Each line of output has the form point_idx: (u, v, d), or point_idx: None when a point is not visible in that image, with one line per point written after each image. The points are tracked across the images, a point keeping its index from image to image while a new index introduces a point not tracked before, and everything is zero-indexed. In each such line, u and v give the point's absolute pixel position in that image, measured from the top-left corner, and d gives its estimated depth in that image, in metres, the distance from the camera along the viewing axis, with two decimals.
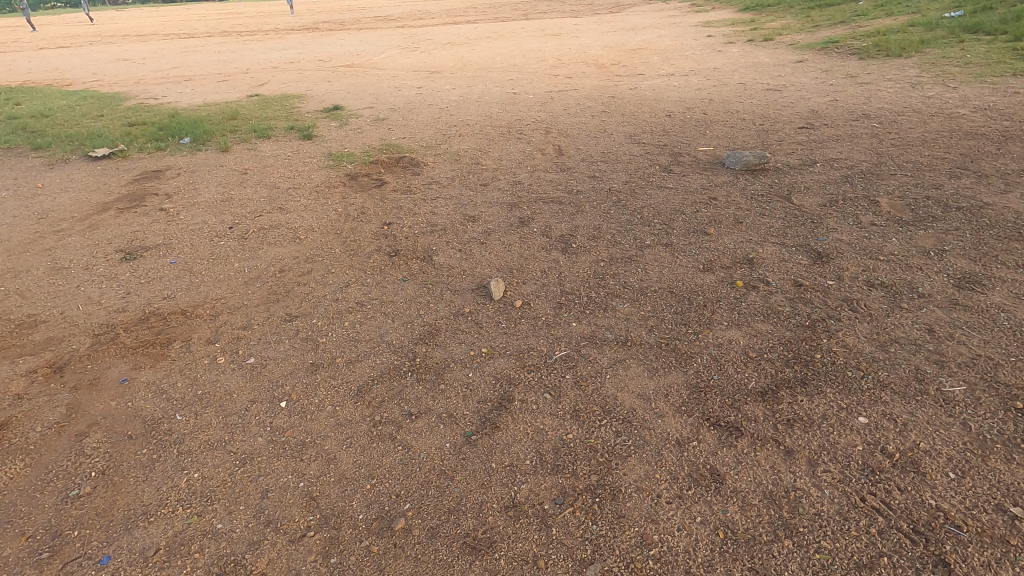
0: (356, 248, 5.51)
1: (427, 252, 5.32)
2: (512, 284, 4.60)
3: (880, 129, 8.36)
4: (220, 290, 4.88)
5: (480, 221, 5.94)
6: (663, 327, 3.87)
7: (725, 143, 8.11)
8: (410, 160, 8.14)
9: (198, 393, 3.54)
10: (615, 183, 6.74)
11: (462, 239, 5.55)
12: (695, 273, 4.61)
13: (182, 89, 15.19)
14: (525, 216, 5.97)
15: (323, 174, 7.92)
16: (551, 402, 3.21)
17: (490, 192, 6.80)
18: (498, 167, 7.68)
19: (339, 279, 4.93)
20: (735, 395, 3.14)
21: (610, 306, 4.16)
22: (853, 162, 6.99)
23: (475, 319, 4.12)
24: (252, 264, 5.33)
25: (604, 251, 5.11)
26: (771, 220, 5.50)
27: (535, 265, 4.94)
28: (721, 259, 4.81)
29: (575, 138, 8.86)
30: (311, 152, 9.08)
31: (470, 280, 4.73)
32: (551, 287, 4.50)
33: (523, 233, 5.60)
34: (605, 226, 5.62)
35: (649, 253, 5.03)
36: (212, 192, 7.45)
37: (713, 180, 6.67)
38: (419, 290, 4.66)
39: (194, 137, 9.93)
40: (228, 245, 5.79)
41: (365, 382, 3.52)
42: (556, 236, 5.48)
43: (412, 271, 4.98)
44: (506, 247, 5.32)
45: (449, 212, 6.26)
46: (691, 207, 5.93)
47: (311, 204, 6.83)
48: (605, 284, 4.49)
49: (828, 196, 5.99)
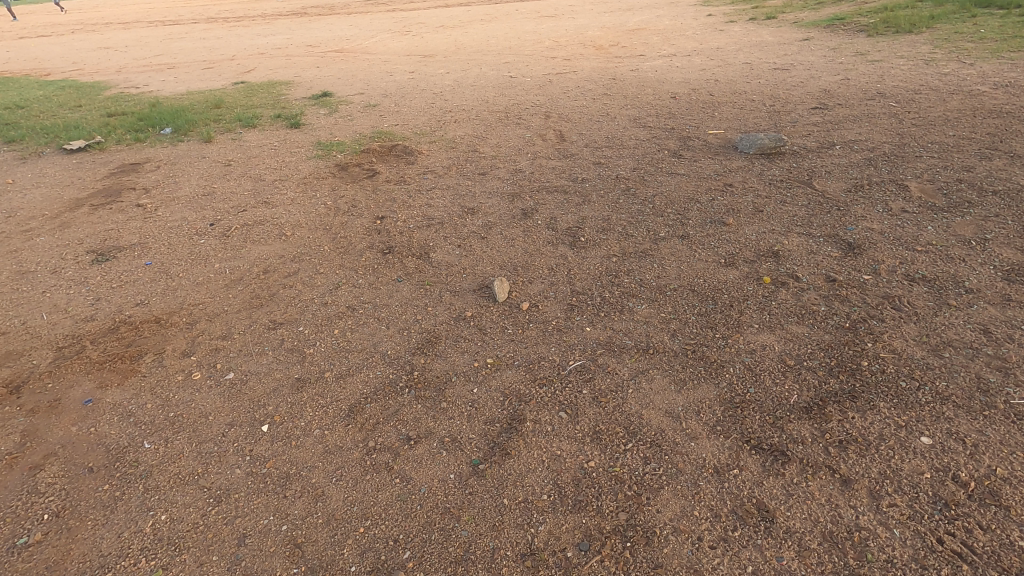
0: (347, 245, 5.11)
1: (424, 249, 4.92)
2: (518, 284, 4.21)
3: (898, 109, 7.94)
4: (198, 294, 4.47)
5: (480, 213, 5.53)
6: (687, 331, 3.49)
7: (736, 126, 7.68)
8: (403, 148, 7.69)
9: (170, 416, 3.16)
10: (622, 170, 6.33)
11: (461, 234, 5.14)
12: (717, 268, 4.23)
13: (165, 77, 14.60)
14: (528, 208, 5.56)
15: (312, 165, 7.47)
16: (567, 423, 2.84)
17: (490, 181, 6.37)
18: (497, 155, 7.26)
19: (328, 280, 4.53)
20: (776, 412, 2.78)
21: (626, 308, 3.78)
22: (874, 144, 6.59)
23: (478, 325, 3.73)
24: (233, 265, 4.92)
25: (616, 244, 4.72)
26: (794, 208, 5.11)
27: (541, 261, 4.55)
28: (744, 252, 4.43)
29: (577, 122, 8.43)
30: (299, 141, 8.60)
31: (471, 280, 4.34)
32: (561, 287, 4.11)
33: (527, 225, 5.20)
34: (614, 217, 5.22)
35: (664, 246, 4.64)
36: (193, 186, 7.01)
37: (728, 164, 6.26)
38: (416, 291, 4.26)
39: (176, 127, 9.44)
40: (208, 243, 5.37)
41: (357, 401, 3.14)
42: (562, 229, 5.08)
43: (408, 270, 4.58)
44: (509, 242, 4.92)
45: (445, 204, 5.84)
46: (706, 195, 5.52)
47: (298, 198, 6.40)
48: (619, 282, 4.11)
49: (853, 181, 5.59)
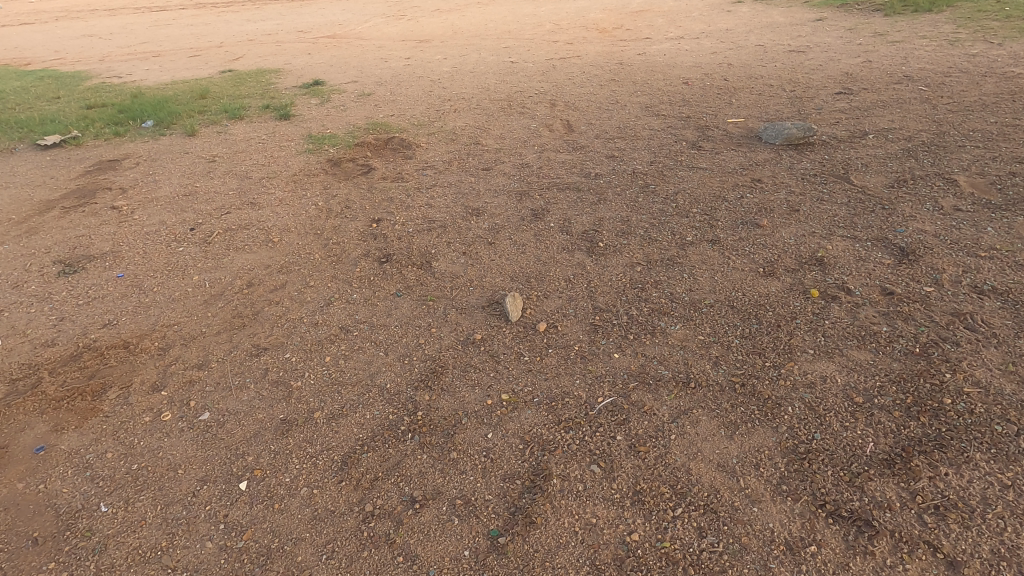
0: (340, 253, 4.63)
1: (425, 257, 4.43)
2: (532, 299, 3.74)
3: (929, 93, 7.42)
4: (174, 313, 3.99)
5: (486, 215, 5.04)
6: (731, 358, 3.03)
7: (756, 113, 7.16)
8: (400, 141, 7.16)
9: (133, 470, 2.70)
10: (639, 164, 5.83)
11: (466, 239, 4.66)
12: (755, 279, 3.76)
13: (149, 66, 13.95)
14: (538, 208, 5.07)
15: (302, 160, 6.95)
16: (602, 481, 2.39)
17: (495, 177, 5.87)
18: (501, 147, 6.75)
19: (318, 295, 4.05)
20: (852, 467, 2.33)
21: (658, 329, 3.31)
22: (910, 132, 6.09)
23: (489, 351, 3.27)
24: (213, 277, 4.43)
25: (639, 251, 4.25)
26: (833, 207, 4.62)
27: (557, 271, 4.07)
28: (784, 260, 3.96)
29: (585, 111, 7.90)
30: (288, 134, 8.06)
31: (479, 295, 3.87)
32: (581, 303, 3.65)
33: (538, 229, 4.71)
34: (634, 219, 4.73)
35: (693, 252, 4.16)
36: (174, 185, 6.50)
37: (753, 157, 5.76)
38: (418, 307, 3.79)
39: (158, 120, 8.88)
40: (187, 251, 4.89)
41: (351, 449, 2.68)
42: (578, 232, 4.60)
43: (409, 282, 4.11)
44: (520, 248, 4.45)
45: (448, 204, 5.33)
46: (734, 192, 5.04)
47: (287, 198, 5.89)
48: (647, 298, 3.65)
49: (894, 174, 5.10)
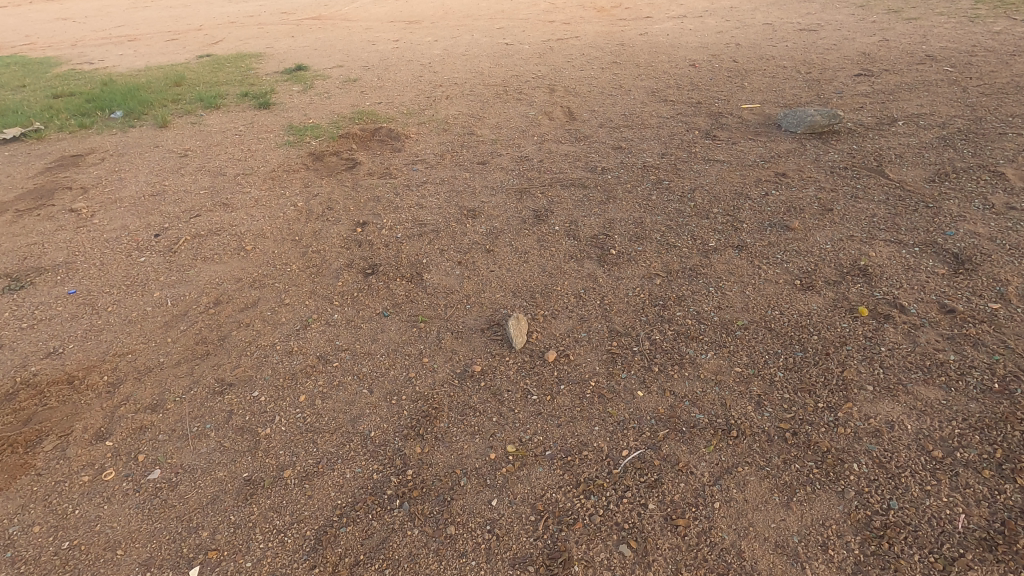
0: (321, 263, 4.13)
1: (416, 268, 3.94)
2: (538, 321, 3.27)
3: (956, 74, 6.92)
4: (129, 339, 3.50)
5: (483, 217, 4.54)
6: (776, 397, 2.58)
7: (772, 98, 6.64)
8: (388, 132, 6.62)
9: (62, 550, 2.24)
10: (649, 157, 5.33)
11: (461, 246, 4.16)
12: (793, 294, 3.30)
13: (123, 51, 13.20)
14: (541, 208, 4.57)
15: (282, 154, 6.39)
16: (635, 569, 1.95)
17: (492, 173, 5.35)
18: (497, 138, 6.22)
19: (294, 316, 3.57)
20: (944, 550, 1.90)
21: (686, 360, 2.85)
22: (943, 118, 5.60)
23: (491, 387, 2.80)
24: (177, 294, 3.92)
25: (656, 259, 3.77)
26: (871, 206, 4.15)
27: (565, 284, 3.60)
28: (822, 269, 3.50)
29: (587, 97, 7.35)
30: (267, 125, 7.48)
31: (478, 315, 3.39)
32: (595, 326, 3.18)
33: (541, 233, 4.22)
34: (649, 221, 4.25)
35: (718, 261, 3.69)
36: (141, 183, 5.95)
37: (774, 147, 5.26)
38: (407, 330, 3.31)
39: (128, 110, 8.27)
40: (150, 262, 4.37)
41: (328, 522, 2.23)
42: (586, 237, 4.12)
43: (397, 299, 3.62)
44: (522, 256, 3.96)
45: (441, 203, 4.82)
46: (757, 188, 4.55)
47: (264, 197, 5.36)
48: (671, 319, 3.18)
49: (932, 167, 4.63)
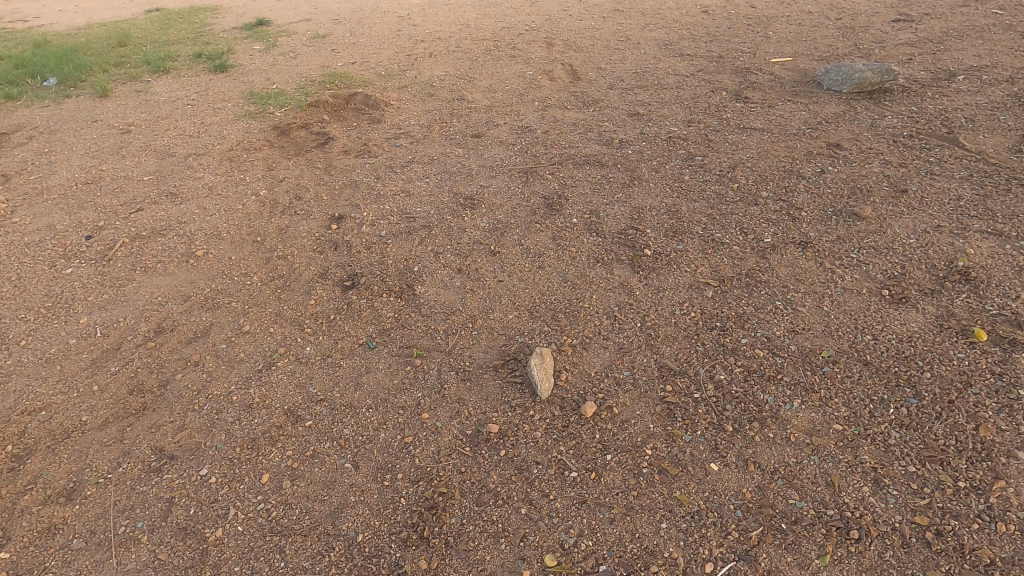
0: (289, 273, 3.37)
1: (406, 278, 3.20)
2: (566, 355, 2.58)
3: (1010, 17, 6.08)
4: (43, 388, 2.75)
5: (484, 207, 3.77)
6: (900, 471, 1.94)
7: (804, 51, 5.80)
8: (365, 99, 5.70)
9: None
10: (673, 126, 4.54)
11: (460, 246, 3.42)
12: (883, 312, 2.63)
13: (62, 6, 11.77)
14: (552, 194, 3.80)
15: (242, 128, 5.48)
16: None
17: (489, 148, 4.54)
18: (492, 104, 5.35)
19: (255, 351, 2.84)
20: None
21: (767, 413, 2.19)
22: (1008, 71, 4.83)
23: (515, 461, 2.13)
24: (108, 319, 3.15)
25: (702, 261, 3.07)
26: (952, 184, 3.45)
27: (593, 300, 2.90)
28: (912, 273, 2.83)
29: (591, 52, 6.44)
30: (224, 92, 6.49)
31: (488, 347, 2.69)
32: (640, 363, 2.50)
33: (556, 228, 3.48)
34: (684, 210, 3.52)
35: (780, 264, 3.00)
36: (73, 168, 5.04)
37: (820, 111, 4.49)
38: (400, 370, 2.61)
39: (62, 76, 7.17)
40: (78, 274, 3.57)
41: None
42: (612, 232, 3.39)
43: (384, 323, 2.90)
44: (536, 260, 3.24)
45: (431, 190, 4.03)
46: (810, 163, 3.81)
47: (219, 184, 4.50)
48: (735, 349, 2.50)
49: (1013, 132, 3.91)
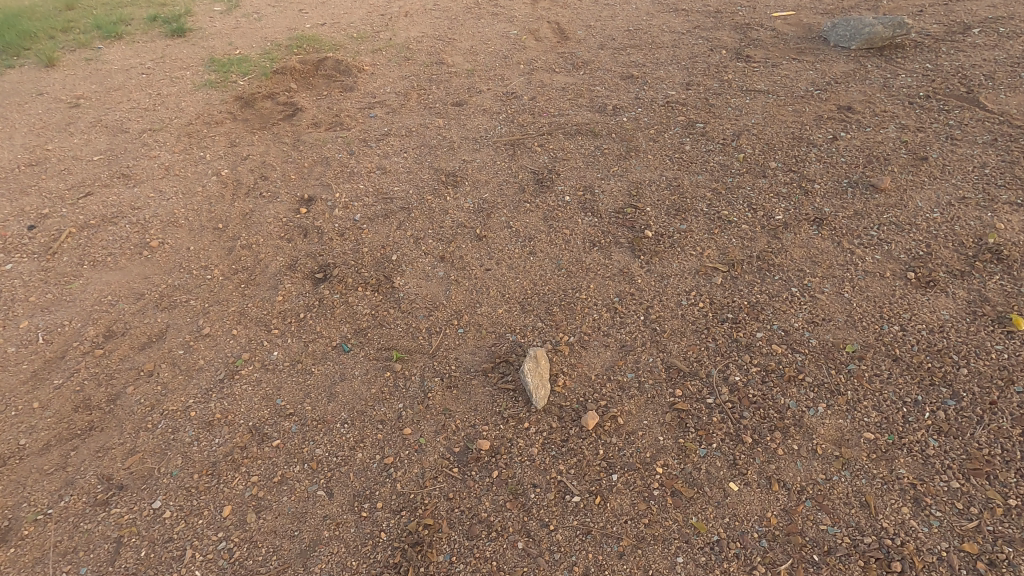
0: (254, 265, 3.04)
1: (383, 269, 2.90)
2: (562, 356, 2.32)
3: None
4: None
5: (467, 184, 3.44)
6: (943, 488, 1.73)
7: (808, 3, 5.40)
8: (335, 64, 5.24)
9: None
10: (671, 89, 4.19)
11: (442, 230, 3.10)
12: (910, 297, 2.39)
13: None
14: (541, 169, 3.48)
15: (201, 99, 5.02)
16: None
17: (472, 117, 4.17)
18: (473, 68, 4.93)
19: (217, 357, 2.54)
20: None
21: (789, 420, 1.96)
22: None
23: (509, 484, 1.90)
24: (52, 323, 2.83)
25: (709, 242, 2.80)
26: (975, 150, 3.18)
27: (591, 290, 2.62)
28: (939, 252, 2.59)
29: (579, 8, 5.97)
30: (182, 59, 5.96)
31: (476, 347, 2.42)
32: (645, 363, 2.25)
33: (547, 208, 3.17)
34: (687, 184, 3.22)
35: (793, 245, 2.73)
36: (15, 147, 4.58)
37: (828, 70, 4.16)
38: (378, 377, 2.34)
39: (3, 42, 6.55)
40: (19, 271, 3.22)
41: None
42: (608, 211, 3.09)
43: (361, 322, 2.62)
44: (527, 245, 2.95)
45: (409, 166, 3.68)
46: (821, 129, 3.51)
47: (176, 164, 4.10)
48: (750, 345, 2.26)
49: None
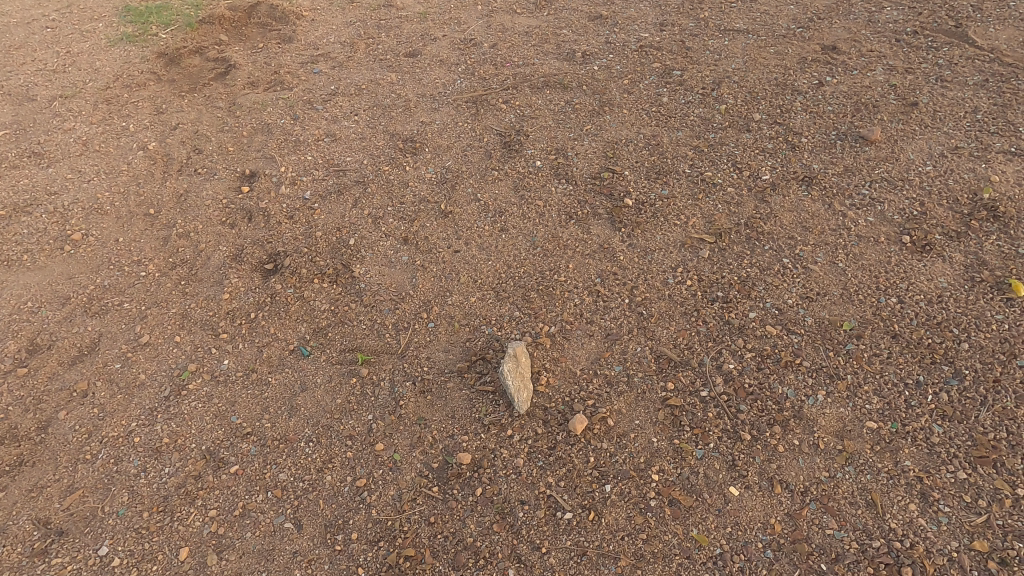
0: (194, 257, 2.72)
1: (341, 255, 2.62)
2: (543, 350, 2.13)
3: None
4: None
5: (428, 151, 3.12)
6: (951, 480, 1.64)
7: None
8: (269, 10, 4.66)
9: None
10: (644, 31, 3.84)
11: (403, 207, 2.82)
12: (906, 265, 2.26)
13: None
14: (508, 130, 3.17)
15: (118, 57, 4.42)
16: None
17: (428, 70, 3.76)
18: (426, 11, 4.45)
19: (160, 370, 2.28)
20: None
21: (789, 412, 1.84)
22: None
23: (495, 503, 1.75)
24: None
25: (694, 210, 2.60)
26: (966, 92, 3.00)
27: (570, 270, 2.42)
28: (934, 211, 2.45)
29: None
30: (93, 7, 5.23)
31: (450, 343, 2.22)
32: (633, 353, 2.09)
33: (517, 175, 2.90)
34: (667, 142, 2.97)
35: (783, 208, 2.55)
36: None
37: (810, 4, 3.86)
38: (344, 385, 2.13)
39: None
40: None
41: None
42: (584, 177, 2.84)
43: (320, 320, 2.37)
44: (497, 220, 2.69)
45: (362, 132, 3.32)
46: (806, 74, 3.26)
47: (95, 137, 3.61)
48: (743, 327, 2.11)
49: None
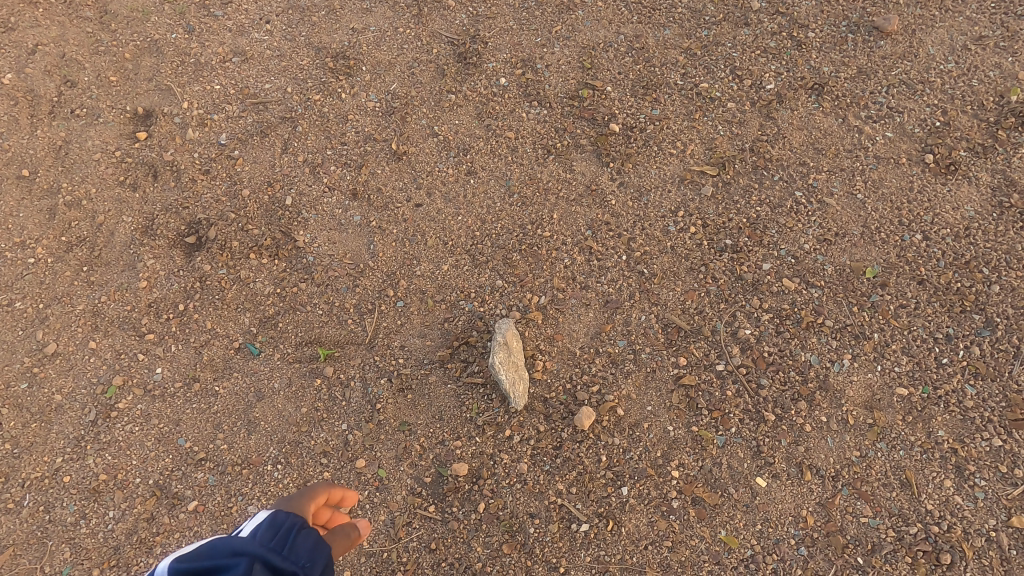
0: (92, 233, 2.20)
1: (278, 219, 2.17)
2: (534, 327, 1.85)
3: None
4: None
5: (365, 71, 2.53)
6: (986, 451, 1.55)
7: None
8: None
9: None
10: None
11: (345, 150, 2.32)
12: (930, 190, 2.01)
13: None
14: (461, 37, 2.59)
15: None
16: None
17: None
18: None
19: (78, 388, 1.89)
20: None
21: (815, 385, 1.67)
22: None
23: (503, 519, 1.57)
24: None
25: (691, 134, 2.22)
26: None
27: (555, 222, 2.06)
28: (959, 121, 2.16)
29: None
30: None
31: (425, 326, 1.90)
32: (637, 324, 1.83)
33: (479, 99, 2.41)
34: (653, 44, 2.49)
35: (791, 126, 2.21)
36: None
37: None
38: (307, 390, 1.82)
39: None
40: None
41: None
42: (559, 96, 2.38)
43: (265, 307, 1.99)
44: (462, 161, 2.25)
45: (278, 46, 2.65)
46: None
47: None
48: (757, 282, 1.87)
49: None
